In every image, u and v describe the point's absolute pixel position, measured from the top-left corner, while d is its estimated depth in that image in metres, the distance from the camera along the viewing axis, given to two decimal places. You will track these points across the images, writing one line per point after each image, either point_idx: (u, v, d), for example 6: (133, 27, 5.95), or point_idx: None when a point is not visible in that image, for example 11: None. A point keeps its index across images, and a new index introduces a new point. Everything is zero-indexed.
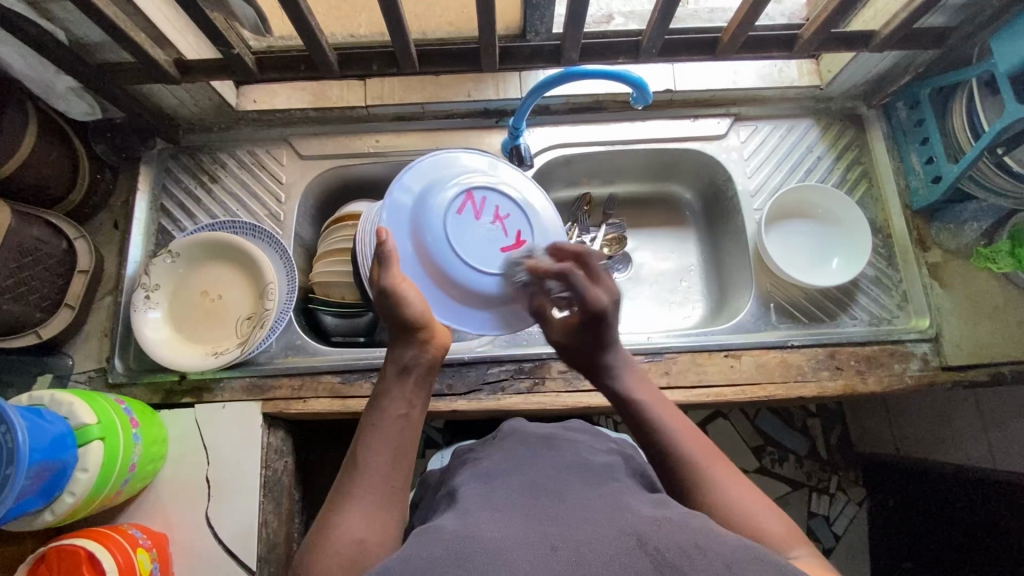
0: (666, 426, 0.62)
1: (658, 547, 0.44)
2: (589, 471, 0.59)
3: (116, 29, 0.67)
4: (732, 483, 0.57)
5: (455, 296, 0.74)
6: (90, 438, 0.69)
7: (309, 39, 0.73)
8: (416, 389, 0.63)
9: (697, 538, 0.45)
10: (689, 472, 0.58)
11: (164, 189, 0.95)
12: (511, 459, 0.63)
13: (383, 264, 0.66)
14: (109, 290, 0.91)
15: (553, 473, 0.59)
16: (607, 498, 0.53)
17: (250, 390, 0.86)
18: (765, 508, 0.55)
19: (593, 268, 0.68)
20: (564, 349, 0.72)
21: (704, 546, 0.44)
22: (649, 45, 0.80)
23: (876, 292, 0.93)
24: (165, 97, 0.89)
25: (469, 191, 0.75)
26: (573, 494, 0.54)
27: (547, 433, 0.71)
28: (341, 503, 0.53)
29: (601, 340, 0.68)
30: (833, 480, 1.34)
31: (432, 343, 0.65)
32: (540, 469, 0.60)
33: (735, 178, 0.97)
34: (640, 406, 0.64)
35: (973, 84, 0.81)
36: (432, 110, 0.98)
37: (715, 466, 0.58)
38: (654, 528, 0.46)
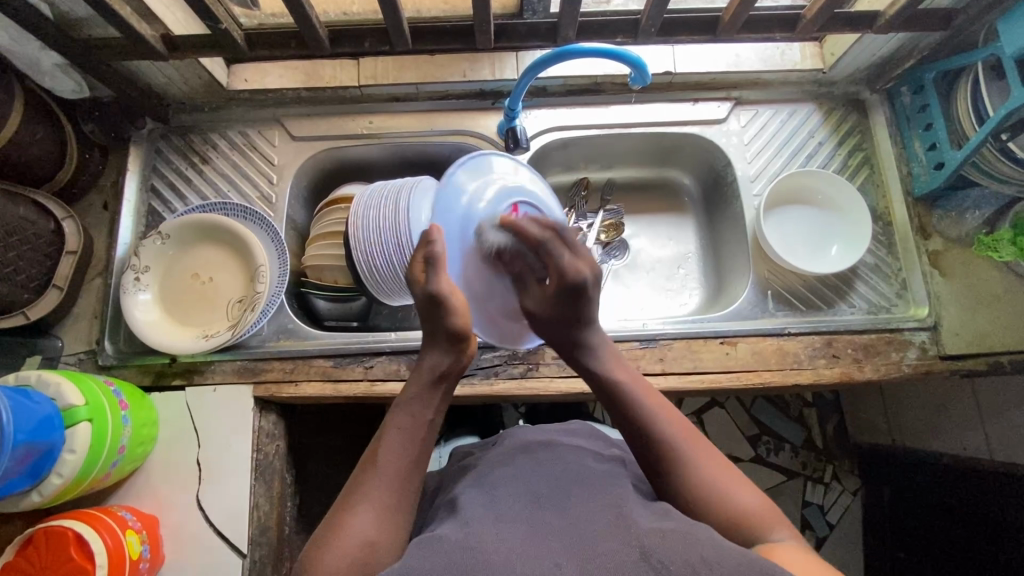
0: (646, 410, 0.60)
1: (663, 562, 0.45)
2: (591, 479, 0.59)
3: (99, 2, 0.66)
4: (709, 463, 0.57)
5: (491, 306, 0.72)
6: (77, 419, 0.68)
7: (298, 13, 0.71)
8: (443, 395, 0.62)
9: (703, 552, 0.46)
10: (670, 452, 0.57)
11: (154, 170, 0.94)
12: (512, 468, 0.63)
13: (431, 265, 0.63)
14: (99, 271, 0.90)
15: (555, 480, 0.59)
16: (609, 505, 0.53)
17: (241, 373, 0.85)
18: (743, 487, 0.56)
19: (568, 239, 0.67)
20: (536, 319, 0.69)
21: (711, 560, 0.45)
22: (648, 23, 0.78)
23: (875, 279, 0.92)
24: (154, 75, 0.87)
25: (514, 204, 0.73)
26: (577, 501, 0.54)
27: (552, 441, 0.70)
28: (355, 502, 0.53)
29: (577, 315, 0.66)
30: (828, 470, 1.35)
31: (466, 352, 0.64)
32: (541, 476, 0.60)
33: (735, 163, 0.95)
34: (619, 385, 0.63)
35: (979, 68, 0.79)
36: (426, 90, 0.96)
37: (695, 445, 0.58)
38: (658, 542, 0.47)
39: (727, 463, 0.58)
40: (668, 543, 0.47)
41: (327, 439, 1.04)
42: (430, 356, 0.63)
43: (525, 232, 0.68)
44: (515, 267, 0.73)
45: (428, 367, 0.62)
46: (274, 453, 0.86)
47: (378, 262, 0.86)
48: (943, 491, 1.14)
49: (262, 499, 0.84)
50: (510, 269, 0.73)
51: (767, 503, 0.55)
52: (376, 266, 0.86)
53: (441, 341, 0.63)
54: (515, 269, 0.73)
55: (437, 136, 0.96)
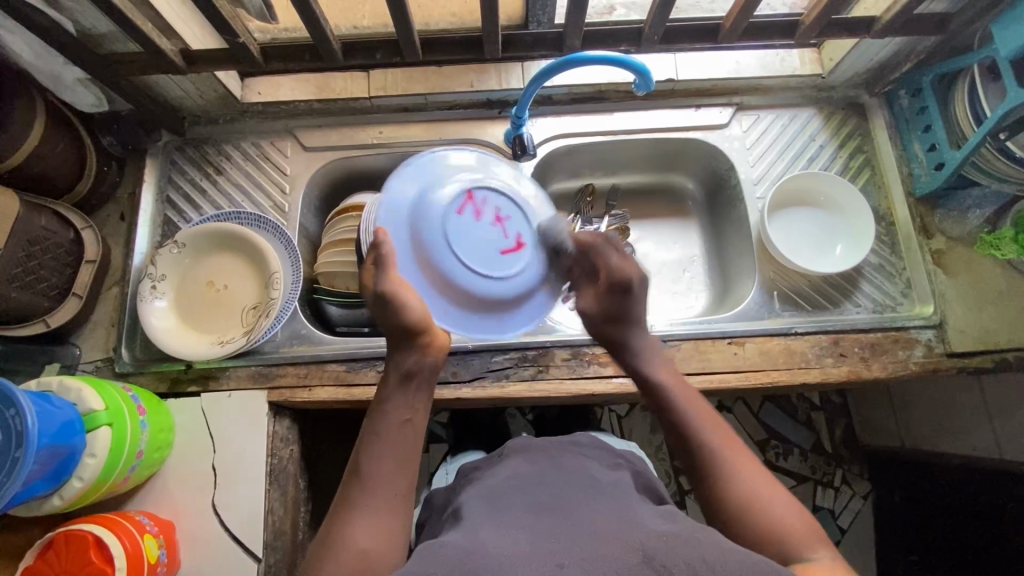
0: (687, 411, 0.63)
1: (666, 565, 0.45)
2: (595, 489, 0.60)
3: (123, 18, 0.68)
4: (755, 476, 0.58)
5: (454, 300, 0.68)
6: (98, 424, 0.69)
7: (314, 26, 0.73)
8: (410, 396, 0.62)
9: (705, 555, 0.46)
10: (711, 457, 0.59)
11: (169, 181, 0.96)
12: (521, 477, 0.64)
13: (379, 266, 0.64)
14: (115, 281, 0.91)
15: (560, 488, 0.60)
16: (618, 511, 0.55)
17: (255, 379, 0.86)
18: (788, 501, 0.56)
19: (617, 244, 0.71)
20: (590, 320, 0.71)
21: (712, 561, 0.45)
22: (650, 32, 0.80)
23: (879, 279, 0.93)
24: (170, 89, 0.90)
25: (469, 191, 0.69)
26: (578, 507, 0.55)
27: (561, 453, 0.71)
28: (348, 513, 0.54)
29: (624, 315, 0.69)
30: (838, 474, 1.35)
31: (427, 344, 0.63)
32: (546, 482, 0.62)
33: (738, 167, 0.97)
34: (667, 392, 0.65)
35: (974, 70, 0.81)
36: (435, 101, 0.98)
37: (739, 455, 0.59)
38: (660, 545, 0.47)
39: (768, 476, 0.58)
40: (670, 549, 0.47)
41: (338, 444, 1.05)
42: (398, 355, 0.63)
43: (577, 238, 0.71)
44: (482, 255, 0.68)
45: (397, 369, 0.62)
46: (287, 458, 0.87)
47: None
48: (954, 492, 1.14)
49: (276, 504, 0.84)
50: (478, 258, 0.68)
51: (810, 522, 0.55)
52: None
53: (397, 336, 0.63)
54: (483, 258, 0.68)
55: (446, 145, 0.98)
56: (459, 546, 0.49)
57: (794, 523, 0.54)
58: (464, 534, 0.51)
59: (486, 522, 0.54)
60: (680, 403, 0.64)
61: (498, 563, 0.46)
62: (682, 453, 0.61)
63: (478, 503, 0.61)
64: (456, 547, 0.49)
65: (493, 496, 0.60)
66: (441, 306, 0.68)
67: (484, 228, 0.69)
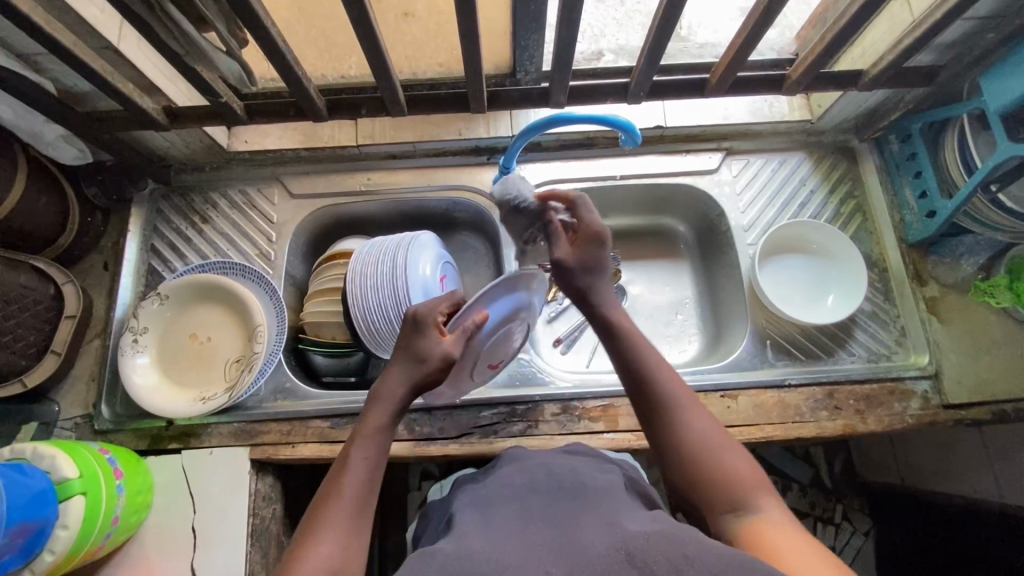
0: (642, 351, 0.63)
1: (646, 564, 0.42)
2: (585, 492, 0.56)
3: (104, 82, 0.67)
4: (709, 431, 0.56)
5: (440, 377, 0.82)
6: (71, 493, 0.67)
7: (297, 87, 0.72)
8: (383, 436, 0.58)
9: (685, 549, 0.42)
10: (662, 397, 0.59)
11: (155, 229, 0.95)
12: (513, 486, 0.60)
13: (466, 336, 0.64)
14: (97, 333, 0.90)
15: (549, 497, 0.55)
16: (605, 515, 0.51)
17: (238, 436, 0.85)
18: (741, 463, 0.54)
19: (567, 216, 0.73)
20: (562, 269, 0.69)
21: (692, 556, 0.42)
22: (637, 88, 0.80)
23: (873, 327, 0.91)
24: (155, 140, 0.89)
25: None
26: (567, 513, 0.52)
27: (547, 461, 0.66)
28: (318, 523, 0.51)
29: (597, 264, 0.69)
30: (839, 510, 1.30)
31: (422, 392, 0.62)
32: (533, 488, 0.58)
33: (728, 213, 0.96)
34: (623, 333, 0.65)
35: (964, 120, 0.80)
36: (423, 148, 0.98)
37: (692, 405, 0.59)
38: (642, 540, 0.44)
39: (727, 434, 0.56)
40: (651, 543, 0.44)
41: None
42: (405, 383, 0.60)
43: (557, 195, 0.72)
44: None
45: (390, 402, 0.59)
46: (270, 517, 0.85)
47: (375, 319, 0.87)
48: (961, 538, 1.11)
49: (258, 566, 0.82)
50: None
51: (761, 475, 0.53)
52: (374, 323, 0.87)
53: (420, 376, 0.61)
54: None
55: (435, 192, 0.98)
56: (446, 556, 0.45)
57: (739, 488, 0.52)
58: (449, 546, 0.48)
59: (475, 530, 0.51)
60: (643, 352, 0.63)
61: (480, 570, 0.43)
62: (633, 396, 0.61)
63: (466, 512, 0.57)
64: (443, 556, 0.45)
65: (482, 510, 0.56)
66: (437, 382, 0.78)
67: None
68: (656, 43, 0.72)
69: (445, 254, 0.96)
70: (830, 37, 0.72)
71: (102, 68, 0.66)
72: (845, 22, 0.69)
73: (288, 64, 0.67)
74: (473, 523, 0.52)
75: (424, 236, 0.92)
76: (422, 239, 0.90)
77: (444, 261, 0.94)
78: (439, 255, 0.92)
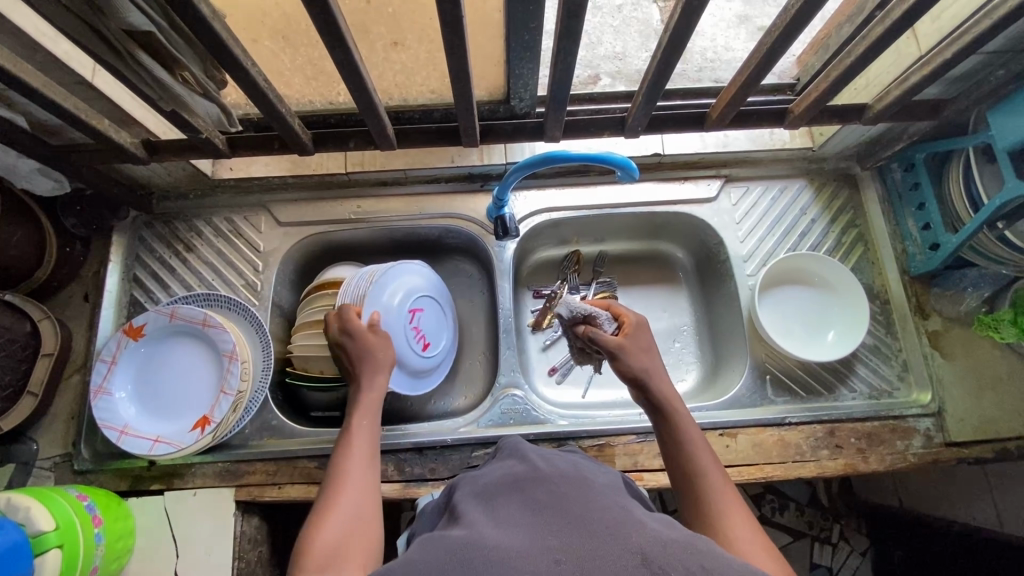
0: (687, 443, 0.60)
1: (666, 569, 0.37)
2: (591, 484, 0.50)
3: (77, 120, 0.64)
4: (744, 538, 0.52)
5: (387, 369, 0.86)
6: (47, 546, 0.64)
7: (281, 123, 0.69)
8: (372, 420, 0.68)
9: (703, 560, 0.38)
10: (701, 492, 0.57)
11: (137, 259, 0.92)
12: (512, 472, 0.55)
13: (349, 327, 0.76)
14: (77, 367, 0.87)
15: (554, 483, 0.50)
16: (615, 508, 0.46)
17: (223, 476, 0.82)
18: (775, 573, 0.49)
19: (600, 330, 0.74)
20: (637, 326, 0.71)
21: (711, 568, 0.38)
22: (635, 123, 0.79)
23: (875, 361, 0.89)
24: (138, 170, 0.86)
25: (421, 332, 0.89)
26: (575, 500, 0.46)
27: (550, 453, 0.61)
28: (331, 497, 0.58)
29: (649, 343, 0.70)
30: (835, 529, 1.19)
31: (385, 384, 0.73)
32: (532, 473, 0.53)
33: (727, 242, 0.94)
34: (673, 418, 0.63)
35: (970, 151, 0.78)
36: (415, 175, 0.96)
37: (733, 509, 0.55)
38: (660, 545, 0.40)
39: (763, 544, 0.52)
40: (669, 548, 0.39)
41: None
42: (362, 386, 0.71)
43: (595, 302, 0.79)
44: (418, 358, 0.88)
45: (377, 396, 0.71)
46: (254, 560, 0.83)
47: None
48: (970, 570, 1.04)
49: None
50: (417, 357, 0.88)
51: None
52: None
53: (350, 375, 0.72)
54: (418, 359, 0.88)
55: (427, 220, 0.95)
56: (457, 542, 0.41)
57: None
58: (462, 530, 0.44)
59: (475, 520, 0.46)
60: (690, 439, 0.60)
61: (491, 558, 0.39)
62: (675, 485, 0.59)
63: (464, 499, 0.52)
64: (452, 542, 0.42)
65: (484, 495, 0.51)
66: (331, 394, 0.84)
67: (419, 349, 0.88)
68: (655, 80, 0.70)
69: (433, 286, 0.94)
70: (835, 75, 0.70)
71: (74, 105, 0.64)
72: (851, 61, 0.68)
73: (270, 101, 0.64)
74: (479, 510, 0.48)
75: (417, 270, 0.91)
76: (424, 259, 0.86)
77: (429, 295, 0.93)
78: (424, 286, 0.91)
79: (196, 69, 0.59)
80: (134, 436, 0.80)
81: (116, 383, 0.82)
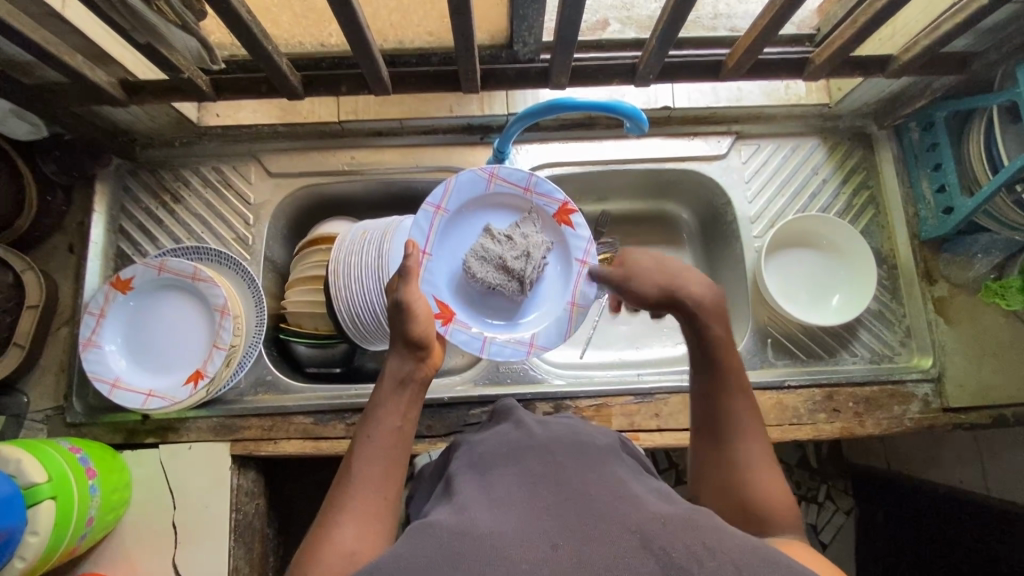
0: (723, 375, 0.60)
1: (666, 552, 0.36)
2: (590, 454, 0.49)
3: (46, 55, 0.60)
4: (776, 496, 0.53)
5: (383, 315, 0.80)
6: (41, 497, 0.64)
7: (267, 63, 0.65)
8: (411, 404, 0.56)
9: (705, 537, 0.37)
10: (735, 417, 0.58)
11: (122, 210, 0.89)
12: (508, 441, 0.54)
13: (402, 277, 0.61)
14: (65, 320, 0.85)
15: (549, 455, 0.49)
16: (612, 481, 0.44)
17: (217, 431, 0.82)
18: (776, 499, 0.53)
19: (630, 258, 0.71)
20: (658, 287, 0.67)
21: (714, 548, 0.36)
22: (646, 70, 0.74)
23: (878, 327, 0.88)
24: (118, 114, 0.81)
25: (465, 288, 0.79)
26: (573, 474, 0.45)
27: (547, 418, 0.60)
28: (342, 498, 0.48)
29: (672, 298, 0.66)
30: (822, 489, 1.20)
31: (426, 361, 0.59)
32: (530, 444, 0.52)
33: (735, 203, 0.91)
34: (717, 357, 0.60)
35: (993, 111, 0.74)
36: (411, 125, 0.91)
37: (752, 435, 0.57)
38: (659, 524, 0.38)
39: (790, 503, 0.53)
40: (669, 528, 0.38)
41: (311, 485, 1.03)
42: (389, 365, 0.57)
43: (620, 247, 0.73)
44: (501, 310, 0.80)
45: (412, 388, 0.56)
46: (251, 511, 0.84)
47: (359, 312, 0.80)
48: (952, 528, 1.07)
49: (242, 561, 0.81)
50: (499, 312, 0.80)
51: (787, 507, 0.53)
52: (359, 317, 0.80)
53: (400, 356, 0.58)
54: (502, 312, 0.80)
55: (423, 173, 0.91)
56: (449, 527, 0.39)
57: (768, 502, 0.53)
58: (453, 512, 0.42)
59: (470, 493, 0.45)
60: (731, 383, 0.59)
61: (487, 545, 0.37)
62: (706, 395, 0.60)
63: (460, 468, 0.51)
64: (444, 527, 0.39)
65: (481, 466, 0.50)
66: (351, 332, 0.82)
67: (484, 300, 0.79)
68: (670, 23, 0.64)
69: (439, 258, 0.77)
70: (862, 22, 0.66)
71: (43, 38, 0.59)
72: (882, 6, 0.63)
73: (256, 38, 0.60)
74: (473, 483, 0.47)
75: (438, 217, 0.77)
76: (463, 178, 0.77)
77: (440, 267, 0.78)
78: (456, 235, 0.79)
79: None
80: (126, 390, 0.79)
81: (106, 337, 0.80)
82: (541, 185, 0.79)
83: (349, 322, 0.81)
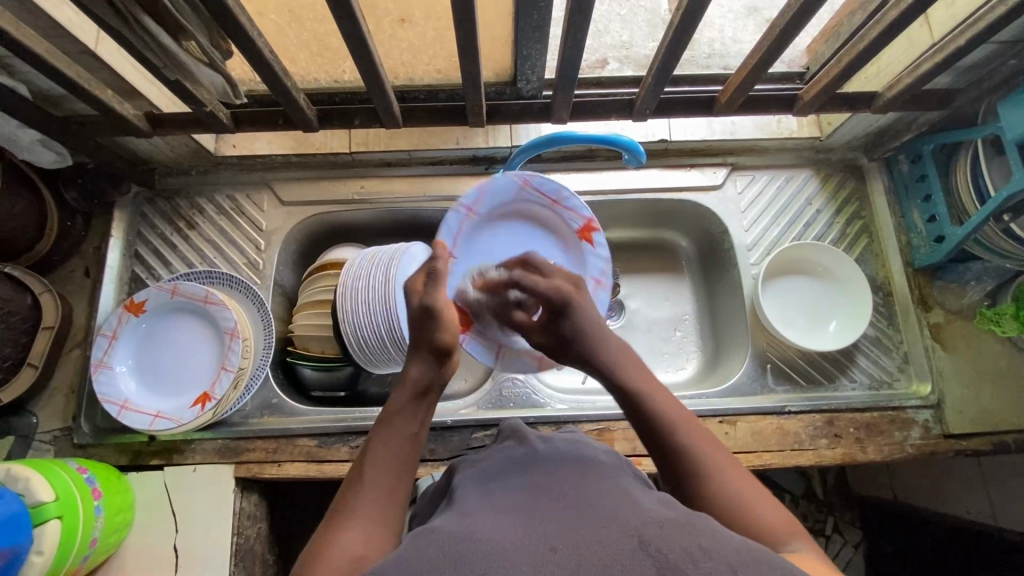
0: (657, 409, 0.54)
1: (661, 550, 0.36)
2: (591, 468, 0.50)
3: (78, 88, 0.63)
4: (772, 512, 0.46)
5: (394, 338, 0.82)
6: (46, 517, 0.64)
7: (285, 97, 0.68)
8: (426, 414, 0.57)
9: (700, 541, 0.37)
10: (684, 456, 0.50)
11: (138, 235, 0.92)
12: (511, 458, 0.54)
13: (430, 279, 0.65)
14: (77, 342, 0.87)
15: (551, 470, 0.49)
16: (612, 492, 0.45)
17: (222, 453, 0.82)
18: (771, 518, 0.46)
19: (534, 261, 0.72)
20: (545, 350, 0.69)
21: (709, 548, 0.37)
22: (643, 104, 0.78)
23: (876, 352, 0.90)
24: (140, 144, 0.85)
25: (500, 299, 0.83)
26: (574, 487, 0.46)
27: (549, 437, 0.60)
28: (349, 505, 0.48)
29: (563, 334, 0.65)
30: (829, 521, 1.18)
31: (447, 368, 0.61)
32: (532, 462, 0.52)
33: (731, 231, 0.94)
34: (640, 397, 0.56)
35: (978, 143, 0.77)
36: (418, 157, 0.95)
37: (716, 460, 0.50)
38: (657, 528, 0.38)
39: (787, 513, 0.46)
40: (666, 531, 0.38)
41: (312, 510, 1.02)
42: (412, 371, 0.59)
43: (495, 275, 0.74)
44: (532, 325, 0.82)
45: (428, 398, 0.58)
46: (252, 535, 0.84)
47: (365, 335, 0.82)
48: None
49: None
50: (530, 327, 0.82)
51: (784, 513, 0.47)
52: (364, 338, 0.82)
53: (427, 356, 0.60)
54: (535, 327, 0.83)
55: (430, 202, 0.95)
56: (448, 535, 0.39)
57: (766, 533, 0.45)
58: (454, 521, 0.42)
59: (469, 505, 0.45)
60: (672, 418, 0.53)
61: (485, 549, 0.37)
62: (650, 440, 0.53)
63: (461, 484, 0.52)
64: (443, 535, 0.39)
65: (483, 479, 0.51)
66: (361, 357, 0.83)
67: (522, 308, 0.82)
68: (665, 61, 0.68)
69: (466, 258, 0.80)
70: (844, 62, 0.70)
71: (75, 72, 0.63)
72: (864, 46, 0.67)
73: (276, 75, 0.64)
74: (474, 495, 0.48)
75: (468, 219, 0.80)
76: (498, 183, 0.81)
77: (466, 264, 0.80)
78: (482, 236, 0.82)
79: (201, 38, 0.59)
80: (135, 410, 0.80)
81: (118, 358, 0.82)
82: (569, 201, 0.83)
83: (363, 346, 0.82)
